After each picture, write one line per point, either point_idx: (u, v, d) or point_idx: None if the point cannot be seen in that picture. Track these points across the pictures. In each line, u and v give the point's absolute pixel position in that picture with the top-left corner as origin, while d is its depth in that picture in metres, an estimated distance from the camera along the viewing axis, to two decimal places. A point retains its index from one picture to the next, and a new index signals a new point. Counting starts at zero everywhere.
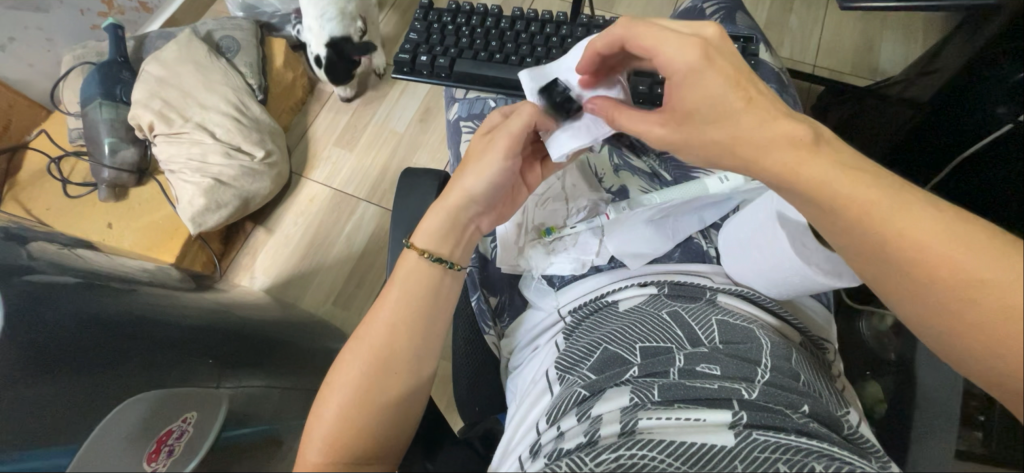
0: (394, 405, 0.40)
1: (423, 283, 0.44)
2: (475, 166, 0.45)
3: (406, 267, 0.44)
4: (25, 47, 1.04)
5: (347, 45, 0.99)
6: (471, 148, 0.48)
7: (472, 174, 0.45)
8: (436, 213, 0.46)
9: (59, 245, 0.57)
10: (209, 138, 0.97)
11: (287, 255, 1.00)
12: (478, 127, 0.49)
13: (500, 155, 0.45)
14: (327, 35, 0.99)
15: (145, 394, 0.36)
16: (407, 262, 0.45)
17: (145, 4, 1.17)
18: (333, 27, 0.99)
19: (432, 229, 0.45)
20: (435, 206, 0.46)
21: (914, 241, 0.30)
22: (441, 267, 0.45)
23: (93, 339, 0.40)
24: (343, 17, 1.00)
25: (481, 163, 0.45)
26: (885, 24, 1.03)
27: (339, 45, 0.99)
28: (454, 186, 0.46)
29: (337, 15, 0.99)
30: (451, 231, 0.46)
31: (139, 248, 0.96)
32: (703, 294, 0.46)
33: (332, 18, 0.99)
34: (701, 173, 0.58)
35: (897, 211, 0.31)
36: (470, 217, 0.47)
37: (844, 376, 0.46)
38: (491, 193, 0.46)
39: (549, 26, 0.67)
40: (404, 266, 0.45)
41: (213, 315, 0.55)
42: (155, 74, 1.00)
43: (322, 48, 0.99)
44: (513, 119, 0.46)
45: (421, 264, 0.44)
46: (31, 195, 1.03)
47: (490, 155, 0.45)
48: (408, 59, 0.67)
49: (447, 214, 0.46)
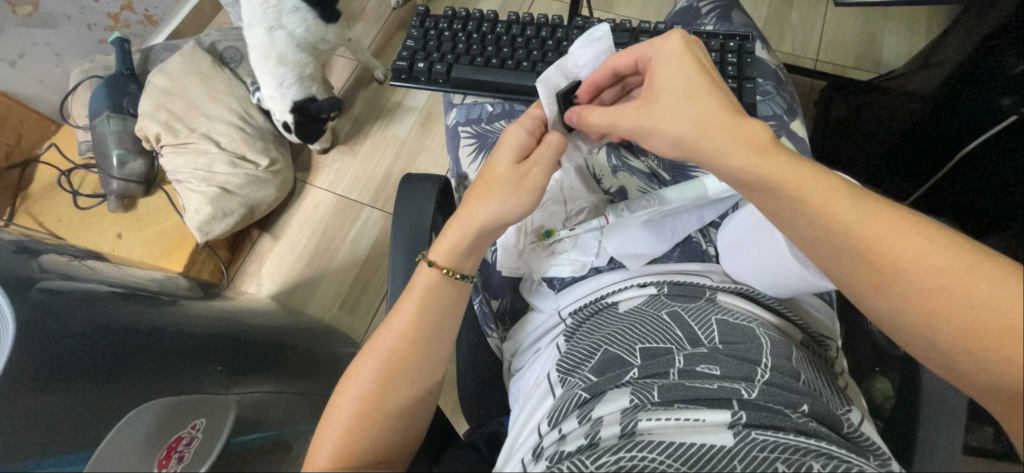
0: (401, 411, 0.40)
1: (444, 299, 0.44)
2: (509, 197, 0.43)
3: (421, 281, 0.44)
4: (35, 62, 1.06)
5: (311, 105, 0.95)
6: (499, 170, 0.44)
7: (506, 203, 0.43)
8: (461, 230, 0.44)
9: (69, 257, 0.58)
10: (214, 147, 0.99)
11: (293, 262, 1.00)
12: (504, 144, 0.45)
13: (536, 190, 0.43)
14: (289, 101, 0.95)
15: (157, 400, 0.37)
16: (421, 277, 0.44)
17: (151, 17, 1.19)
18: (294, 93, 0.95)
19: (457, 249, 0.44)
20: (467, 231, 0.44)
21: (895, 245, 0.31)
22: (462, 284, 0.45)
23: (103, 347, 0.41)
24: (302, 81, 0.97)
25: (515, 197, 0.43)
26: (886, 18, 1.03)
27: (304, 107, 0.95)
28: (483, 211, 0.43)
29: (296, 81, 0.96)
30: (472, 251, 0.45)
31: (147, 257, 0.98)
32: (702, 294, 0.46)
33: (291, 84, 0.95)
34: (698, 172, 0.59)
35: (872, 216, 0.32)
36: (491, 240, 0.46)
37: (847, 373, 0.46)
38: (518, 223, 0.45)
39: (546, 29, 0.68)
40: (420, 280, 0.44)
41: (220, 323, 0.56)
42: (161, 86, 1.01)
43: (287, 114, 0.95)
44: (546, 147, 0.44)
45: (441, 282, 0.44)
46: (43, 208, 1.05)
47: (526, 190, 0.43)
48: (405, 66, 0.68)
49: (474, 239, 0.44)
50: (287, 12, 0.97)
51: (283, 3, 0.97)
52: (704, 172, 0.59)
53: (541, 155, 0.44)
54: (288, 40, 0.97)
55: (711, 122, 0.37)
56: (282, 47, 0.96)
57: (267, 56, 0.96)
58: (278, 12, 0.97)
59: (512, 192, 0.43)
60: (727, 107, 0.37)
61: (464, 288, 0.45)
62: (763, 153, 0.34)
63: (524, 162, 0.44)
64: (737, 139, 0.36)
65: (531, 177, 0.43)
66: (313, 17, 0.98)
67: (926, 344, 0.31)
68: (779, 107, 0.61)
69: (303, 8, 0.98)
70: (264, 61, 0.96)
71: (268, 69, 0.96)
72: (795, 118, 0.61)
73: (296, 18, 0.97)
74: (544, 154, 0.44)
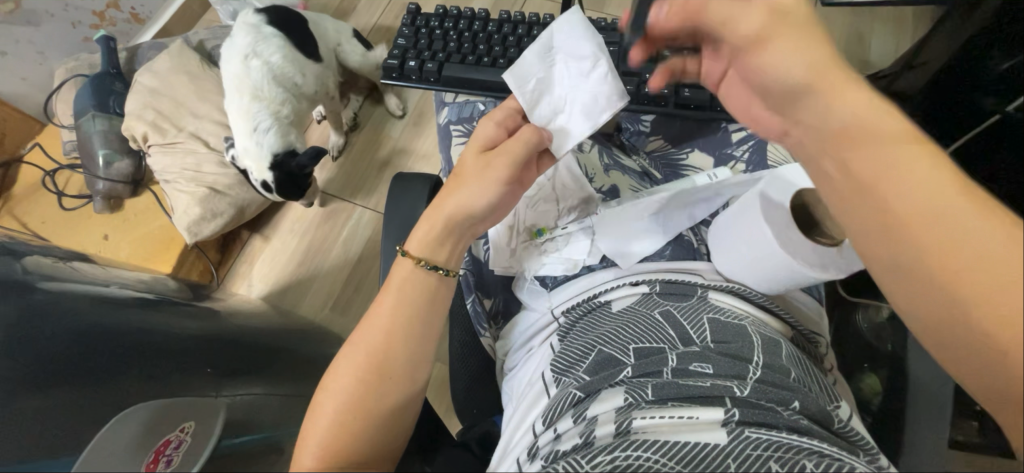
0: (388, 410, 0.40)
1: (417, 291, 0.44)
2: (477, 186, 0.44)
3: (401, 276, 0.44)
4: (18, 61, 1.04)
5: (291, 160, 0.91)
6: (467, 162, 0.45)
7: (470, 192, 0.44)
8: (432, 220, 0.45)
9: (54, 258, 0.57)
10: (202, 147, 0.98)
11: (284, 263, 0.99)
12: (475, 139, 0.46)
13: (502, 181, 0.44)
14: (268, 152, 0.91)
15: (142, 404, 0.36)
16: (400, 271, 0.44)
17: (137, 15, 1.17)
18: (271, 141, 0.91)
19: (430, 238, 0.44)
20: (430, 213, 0.45)
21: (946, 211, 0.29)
22: (436, 275, 0.44)
23: (90, 349, 0.40)
24: (278, 124, 0.93)
25: (480, 187, 0.44)
26: (874, 18, 1.04)
27: (285, 162, 0.91)
28: (452, 198, 0.44)
29: (273, 124, 0.92)
30: (447, 240, 0.45)
31: (134, 259, 0.96)
32: (694, 292, 0.46)
33: (268, 129, 0.91)
34: (690, 170, 0.60)
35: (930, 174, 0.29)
36: (468, 234, 0.46)
37: (836, 369, 0.47)
38: (488, 214, 0.46)
39: (537, 28, 0.68)
40: (397, 272, 0.44)
41: (208, 325, 0.55)
42: (148, 85, 1.00)
43: (266, 174, 0.90)
44: (516, 141, 0.45)
45: (426, 279, 0.44)
46: (26, 209, 1.04)
47: (490, 181, 0.44)
48: (396, 64, 0.68)
49: (443, 224, 0.45)
50: (264, 43, 0.95)
51: (263, 33, 0.95)
52: (696, 170, 0.60)
53: (510, 148, 0.44)
54: (262, 69, 0.93)
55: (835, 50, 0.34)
56: (257, 78, 0.93)
57: (241, 91, 0.93)
58: (256, 42, 0.94)
59: (476, 181, 0.44)
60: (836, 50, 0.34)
61: (443, 281, 0.45)
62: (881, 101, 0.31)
63: (489, 152, 0.45)
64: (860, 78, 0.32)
65: (493, 168, 0.44)
66: (291, 49, 0.96)
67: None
68: None
69: (280, 38, 0.96)
70: (238, 96, 0.93)
71: (243, 106, 0.92)
72: None
73: (273, 45, 0.95)
74: (511, 146, 0.44)
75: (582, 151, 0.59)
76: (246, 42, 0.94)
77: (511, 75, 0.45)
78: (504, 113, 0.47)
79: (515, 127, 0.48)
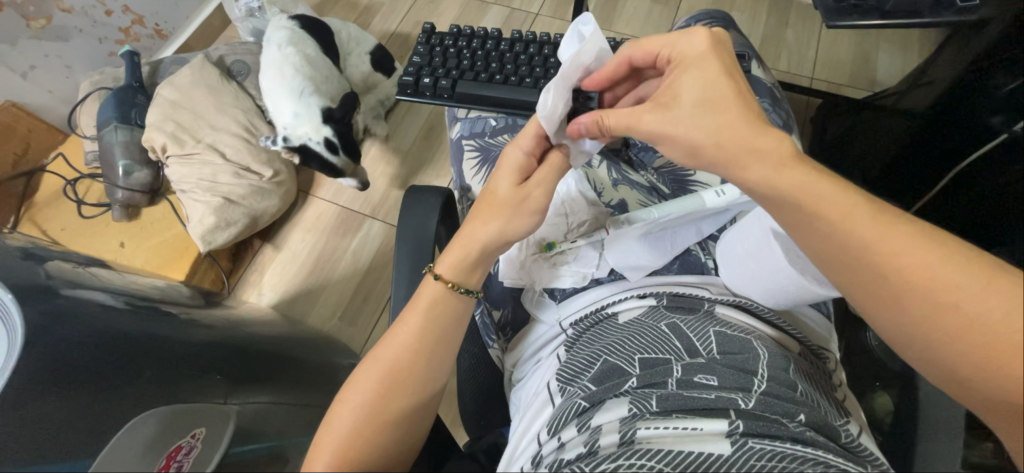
0: (399, 419, 0.41)
1: (445, 312, 0.44)
2: (511, 219, 0.44)
3: (426, 297, 0.44)
4: (45, 74, 1.08)
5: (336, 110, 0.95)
6: (497, 196, 0.45)
7: (508, 224, 0.44)
8: (463, 248, 0.45)
9: (74, 263, 0.58)
10: (219, 158, 1.00)
11: (294, 272, 1.01)
12: (505, 169, 0.45)
13: (538, 211, 0.45)
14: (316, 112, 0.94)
15: (154, 410, 0.38)
16: (427, 292, 0.45)
17: (160, 31, 1.21)
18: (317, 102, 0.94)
19: (461, 265, 0.45)
20: (455, 239, 0.46)
21: (921, 246, 0.33)
22: (466, 298, 0.45)
23: (109, 356, 0.41)
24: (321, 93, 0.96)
25: (518, 220, 0.44)
26: (879, 39, 1.05)
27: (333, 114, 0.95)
28: (482, 228, 0.44)
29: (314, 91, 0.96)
30: (479, 267, 0.46)
31: (149, 266, 0.98)
32: (701, 306, 0.47)
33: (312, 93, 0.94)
34: (698, 186, 0.60)
35: (890, 224, 0.34)
36: (496, 255, 0.47)
37: (845, 385, 0.46)
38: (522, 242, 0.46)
39: (548, 46, 0.70)
40: (426, 294, 0.45)
41: (223, 333, 0.56)
42: (168, 98, 1.03)
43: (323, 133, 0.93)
44: (548, 168, 0.45)
45: (446, 296, 0.45)
46: (46, 216, 1.06)
47: (526, 212, 0.44)
48: (411, 81, 0.69)
49: (475, 252, 0.45)
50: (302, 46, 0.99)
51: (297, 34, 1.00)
52: (703, 186, 0.60)
53: (542, 177, 0.45)
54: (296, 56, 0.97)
55: (735, 120, 0.37)
56: (294, 61, 0.96)
57: (280, 69, 0.95)
58: (291, 36, 1.00)
59: (513, 215, 0.44)
60: (751, 114, 0.37)
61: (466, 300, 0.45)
62: (788, 171, 0.36)
63: (524, 184, 0.45)
64: (759, 156, 0.37)
65: (531, 200, 0.44)
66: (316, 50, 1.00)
67: (953, 355, 0.32)
68: (776, 124, 0.63)
69: (311, 41, 1.01)
70: (279, 73, 0.95)
71: (284, 78, 0.94)
72: (791, 135, 0.63)
73: (307, 43, 1.00)
74: (545, 176, 0.45)
75: (591, 167, 0.61)
76: (283, 35, 0.99)
77: (543, 113, 0.44)
78: (533, 140, 0.46)
79: (541, 152, 0.47)
